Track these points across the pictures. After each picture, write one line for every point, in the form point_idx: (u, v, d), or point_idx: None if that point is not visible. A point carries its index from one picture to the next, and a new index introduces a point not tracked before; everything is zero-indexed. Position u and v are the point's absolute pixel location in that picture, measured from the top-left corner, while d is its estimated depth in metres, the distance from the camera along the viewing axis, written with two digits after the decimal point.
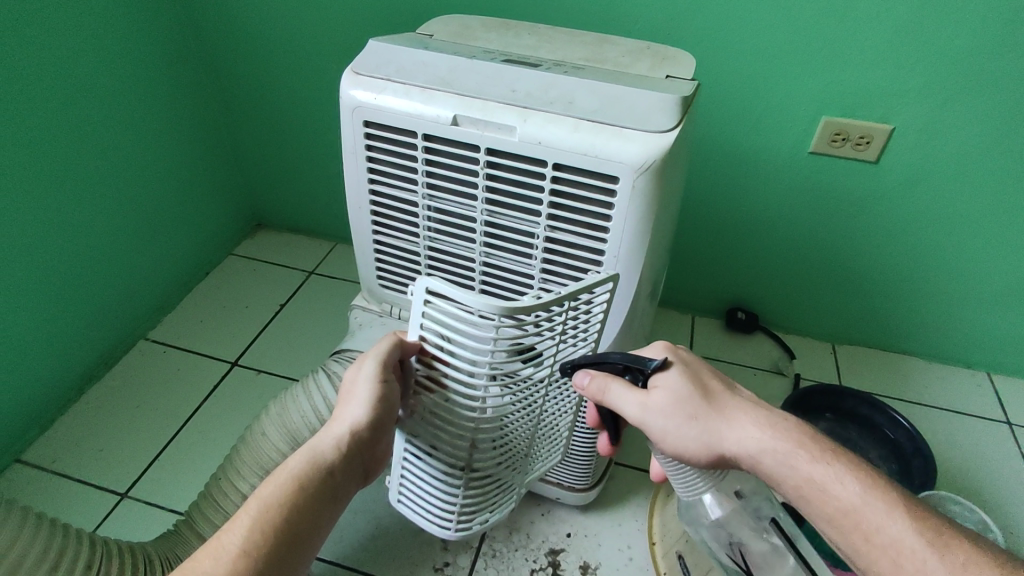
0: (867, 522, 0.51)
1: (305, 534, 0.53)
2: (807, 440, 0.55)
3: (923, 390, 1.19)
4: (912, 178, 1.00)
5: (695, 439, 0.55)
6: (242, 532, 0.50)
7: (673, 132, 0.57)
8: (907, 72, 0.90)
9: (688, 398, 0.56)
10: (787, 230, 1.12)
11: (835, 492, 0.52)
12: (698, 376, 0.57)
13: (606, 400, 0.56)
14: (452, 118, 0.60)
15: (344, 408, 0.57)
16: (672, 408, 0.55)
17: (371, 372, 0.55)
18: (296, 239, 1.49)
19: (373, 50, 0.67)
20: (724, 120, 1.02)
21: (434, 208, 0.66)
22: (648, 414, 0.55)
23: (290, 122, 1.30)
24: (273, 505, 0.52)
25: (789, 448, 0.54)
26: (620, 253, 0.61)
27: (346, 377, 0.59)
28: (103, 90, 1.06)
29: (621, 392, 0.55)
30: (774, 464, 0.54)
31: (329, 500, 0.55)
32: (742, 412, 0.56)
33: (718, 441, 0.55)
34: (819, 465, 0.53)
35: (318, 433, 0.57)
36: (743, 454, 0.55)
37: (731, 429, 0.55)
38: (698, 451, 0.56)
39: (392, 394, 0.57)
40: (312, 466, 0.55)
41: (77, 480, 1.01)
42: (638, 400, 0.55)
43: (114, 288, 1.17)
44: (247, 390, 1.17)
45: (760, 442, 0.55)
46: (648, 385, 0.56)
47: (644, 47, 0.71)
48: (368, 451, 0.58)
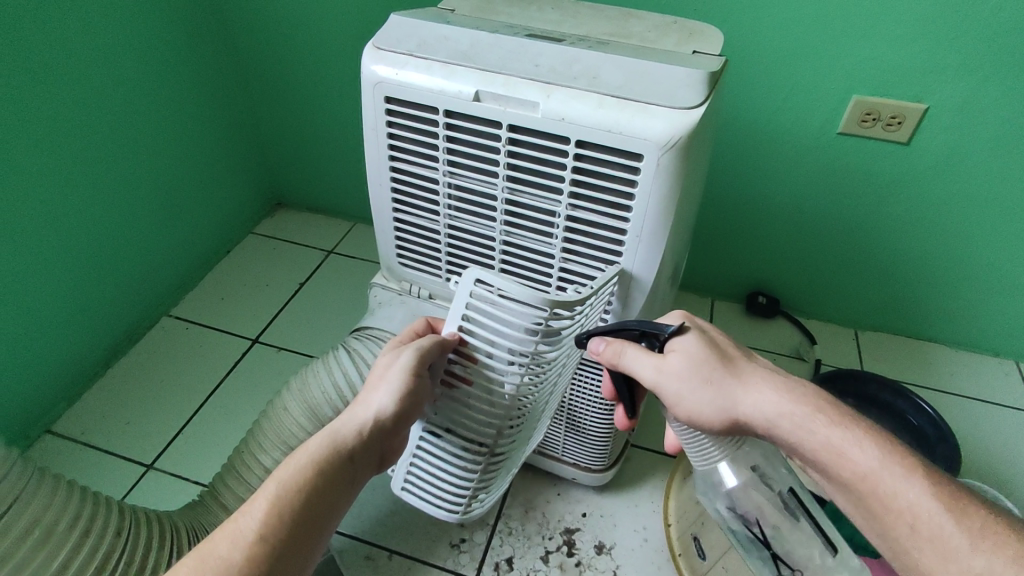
0: (884, 486, 0.50)
1: (320, 519, 0.53)
2: (827, 407, 0.54)
3: (949, 377, 1.17)
4: (945, 159, 0.97)
5: (711, 403, 0.54)
6: (262, 511, 0.51)
7: (701, 108, 0.56)
8: (944, 48, 0.87)
9: (703, 362, 0.55)
10: (812, 214, 1.09)
11: (855, 457, 0.51)
12: (713, 343, 0.57)
13: (621, 364, 0.56)
14: (474, 93, 0.59)
15: (370, 394, 0.58)
16: (687, 372, 0.55)
17: (406, 364, 0.56)
18: (315, 219, 1.50)
19: (394, 24, 0.66)
20: (751, 99, 0.99)
21: (454, 185, 0.66)
22: (663, 377, 0.55)
23: (310, 102, 1.29)
24: (290, 489, 0.53)
25: (806, 412, 0.54)
26: (642, 234, 0.60)
27: (377, 364, 0.59)
28: (126, 67, 1.06)
29: (637, 356, 0.55)
30: (792, 429, 0.53)
31: (345, 486, 0.56)
32: (758, 376, 0.56)
33: (735, 405, 0.54)
34: (837, 429, 0.53)
35: (343, 415, 0.58)
36: (759, 418, 0.54)
37: (748, 393, 0.54)
38: (714, 419, 0.54)
39: (421, 388, 0.58)
40: (331, 451, 0.55)
41: (104, 450, 1.04)
42: (654, 364, 0.55)
43: (138, 265, 1.19)
44: (268, 366, 1.18)
45: (777, 406, 0.54)
46: (664, 349, 0.56)
47: (671, 22, 0.69)
48: (387, 439, 0.59)
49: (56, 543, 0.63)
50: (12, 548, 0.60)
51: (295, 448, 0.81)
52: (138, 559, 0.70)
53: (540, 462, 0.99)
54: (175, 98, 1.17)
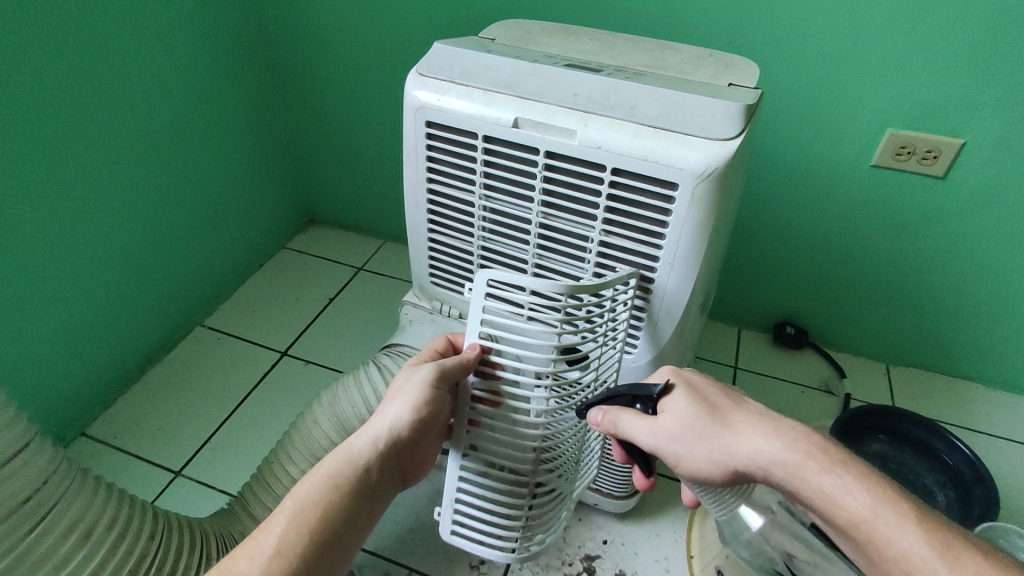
0: (878, 535, 0.49)
1: (340, 533, 0.54)
2: (818, 451, 0.53)
3: (983, 417, 1.14)
4: (981, 195, 0.96)
5: (706, 457, 0.56)
6: (280, 526, 0.52)
7: (737, 140, 0.57)
8: (985, 83, 0.87)
9: (694, 420, 0.56)
10: (843, 245, 1.08)
11: (846, 504, 0.50)
12: (703, 396, 0.57)
13: (618, 426, 0.59)
14: (513, 120, 0.61)
15: (387, 408, 0.59)
16: (681, 432, 0.56)
17: (425, 378, 0.58)
18: (346, 236, 1.53)
19: (438, 53, 0.69)
20: (782, 129, 1.00)
21: (489, 209, 0.68)
22: (657, 439, 0.57)
23: (347, 123, 1.33)
24: (308, 504, 0.54)
25: (797, 459, 0.52)
26: (675, 260, 0.61)
27: (395, 379, 0.61)
28: (176, 85, 1.11)
29: (631, 421, 0.58)
30: (784, 477, 0.53)
31: (364, 499, 0.56)
32: (752, 421, 0.55)
33: (729, 457, 0.55)
34: (829, 475, 0.51)
35: (359, 432, 0.59)
36: (754, 467, 0.54)
37: (740, 444, 0.55)
38: (712, 470, 0.56)
39: (440, 401, 0.59)
40: (349, 465, 0.57)
41: (135, 454, 1.07)
42: (646, 427, 0.57)
43: (176, 275, 1.23)
44: (297, 379, 1.20)
45: (769, 454, 0.53)
46: (657, 412, 0.58)
47: (707, 55, 0.71)
48: (405, 452, 0.60)
49: (95, 541, 0.65)
50: (56, 545, 0.61)
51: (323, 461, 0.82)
52: (169, 563, 0.71)
53: None
54: (219, 116, 1.22)
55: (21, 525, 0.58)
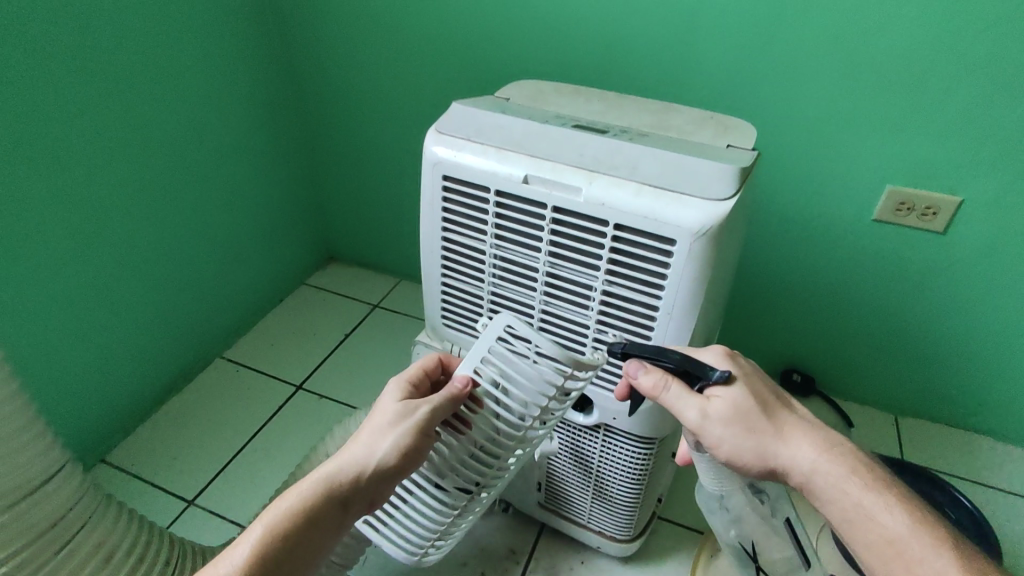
0: (911, 552, 0.52)
1: (304, 558, 0.57)
2: (862, 469, 0.56)
3: (993, 471, 1.13)
4: (982, 250, 0.98)
5: (749, 450, 0.57)
6: (248, 552, 0.55)
7: (731, 200, 0.60)
8: (980, 145, 0.90)
9: (746, 411, 0.57)
10: (846, 296, 1.11)
11: (883, 521, 0.53)
12: (758, 390, 0.59)
13: (664, 399, 0.58)
14: (523, 177, 0.66)
15: (373, 439, 0.59)
16: (730, 418, 0.57)
17: (419, 422, 0.60)
18: (363, 273, 1.59)
19: (455, 112, 0.74)
20: (785, 184, 1.03)
21: (499, 257, 0.72)
22: (706, 421, 0.57)
23: (368, 168, 1.40)
24: (278, 530, 0.56)
25: (841, 473, 0.56)
26: (673, 311, 0.64)
27: (385, 410, 0.62)
28: (207, 132, 1.18)
29: (681, 395, 0.57)
30: (826, 486, 0.56)
31: (332, 528, 0.58)
32: (799, 429, 0.58)
33: (772, 456, 0.57)
34: (869, 493, 0.55)
35: (340, 460, 0.59)
36: (795, 469, 0.57)
37: (787, 446, 0.57)
38: (746, 461, 0.58)
39: (426, 444, 0.61)
40: (325, 496, 0.57)
41: (150, 482, 1.10)
42: (697, 408, 0.57)
43: (198, 309, 1.28)
44: (310, 412, 1.24)
45: (815, 463, 0.56)
46: (706, 393, 0.58)
47: (707, 117, 0.75)
48: (383, 487, 0.60)
49: (115, 564, 0.68)
50: (79, 566, 0.65)
51: None
52: None
53: (565, 528, 0.99)
54: (247, 160, 1.29)
55: (51, 545, 0.62)
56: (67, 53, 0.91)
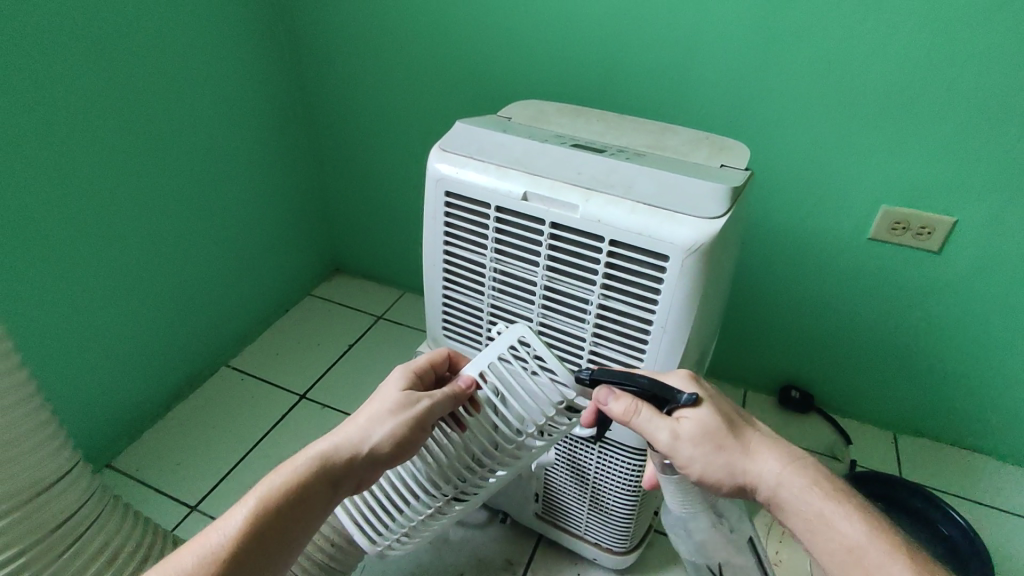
0: (868, 559, 0.53)
1: (288, 534, 0.57)
2: (824, 481, 0.58)
3: (990, 490, 1.13)
4: (977, 270, 1.00)
5: (719, 469, 0.58)
6: (237, 522, 0.56)
7: (722, 219, 0.62)
8: (974, 167, 0.91)
9: (714, 430, 0.58)
10: (843, 313, 1.12)
11: (842, 528, 0.55)
12: (724, 410, 0.60)
13: (635, 422, 0.59)
14: (523, 194, 0.68)
15: (370, 424, 0.61)
16: (699, 438, 0.58)
17: (417, 414, 0.62)
18: (368, 285, 1.62)
19: (459, 131, 0.77)
20: (782, 203, 1.05)
21: (499, 270, 0.74)
22: (675, 442, 0.58)
23: (375, 182, 1.43)
24: (270, 502, 0.57)
25: (803, 484, 0.57)
26: (667, 325, 0.66)
27: (383, 399, 0.64)
28: (218, 146, 1.21)
29: (650, 418, 0.58)
30: (790, 498, 0.57)
31: (319, 508, 0.59)
32: (765, 445, 0.59)
33: (741, 473, 0.58)
34: (829, 502, 0.56)
35: (336, 440, 0.61)
36: (762, 485, 0.58)
37: (754, 463, 0.58)
38: (716, 479, 0.59)
39: (419, 437, 0.63)
40: (318, 474, 0.59)
41: (154, 488, 1.12)
42: (666, 428, 0.58)
43: (206, 318, 1.30)
44: (313, 421, 1.25)
45: (780, 477, 0.57)
46: (675, 415, 0.59)
47: (702, 137, 0.78)
48: (372, 472, 0.62)
49: (119, 565, 0.71)
50: (84, 566, 0.67)
51: None
52: None
53: (563, 539, 1.00)
54: (257, 172, 1.33)
55: (60, 544, 0.65)
56: (86, 70, 0.94)
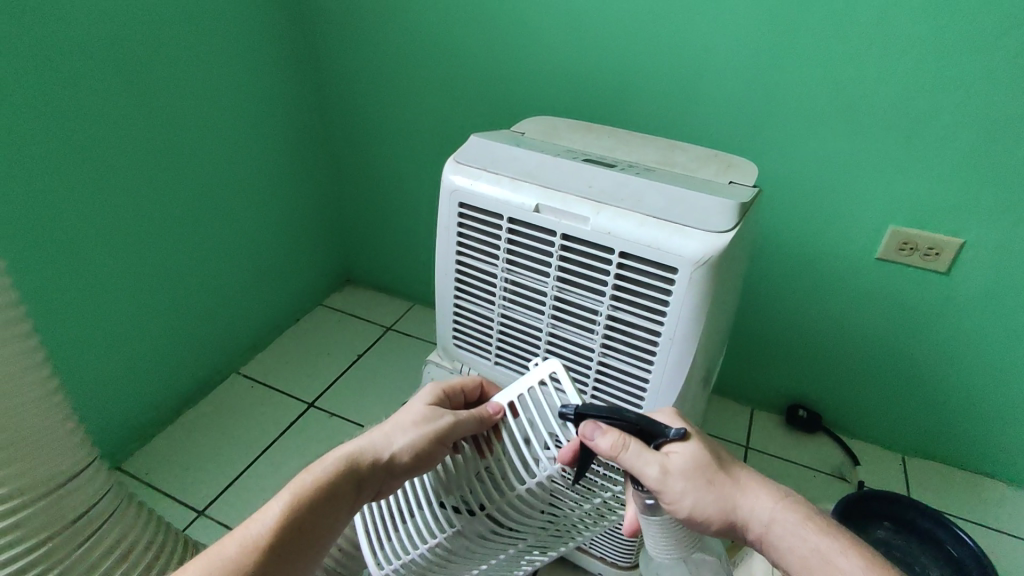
0: None
1: (316, 533, 0.58)
2: (817, 516, 0.57)
3: (1000, 515, 1.12)
4: (985, 292, 1.00)
5: (712, 503, 0.56)
6: (270, 517, 0.57)
7: (730, 233, 0.64)
8: (981, 189, 0.92)
9: (703, 464, 0.56)
10: (851, 333, 1.12)
11: (839, 564, 0.54)
12: (709, 445, 0.59)
13: (623, 459, 0.55)
14: (535, 206, 0.70)
15: (393, 432, 0.63)
16: (690, 473, 0.56)
17: (439, 429, 0.63)
18: (379, 297, 1.63)
19: (473, 144, 0.79)
20: (790, 222, 1.06)
21: (510, 280, 0.76)
22: (667, 477, 0.55)
23: (389, 194, 1.45)
24: (301, 500, 0.58)
25: (795, 519, 0.57)
26: (674, 337, 0.67)
27: (408, 410, 0.65)
28: (238, 157, 1.25)
29: (640, 453, 0.55)
30: (782, 533, 0.56)
31: (345, 510, 0.60)
32: (757, 479, 0.59)
33: (733, 507, 0.57)
34: (824, 537, 0.56)
35: (362, 444, 0.62)
36: (754, 520, 0.57)
37: (746, 497, 0.57)
38: (705, 515, 0.56)
39: (441, 452, 0.64)
40: (345, 476, 0.60)
41: (162, 491, 1.13)
42: (656, 464, 0.55)
43: (220, 325, 1.32)
44: (321, 430, 1.26)
45: (772, 511, 0.57)
46: (663, 449, 0.56)
47: (711, 155, 0.79)
48: (394, 479, 0.63)
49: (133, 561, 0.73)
50: (98, 561, 0.69)
51: None
52: None
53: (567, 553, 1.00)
54: (274, 183, 1.36)
55: (72, 540, 0.67)
56: (114, 80, 0.98)
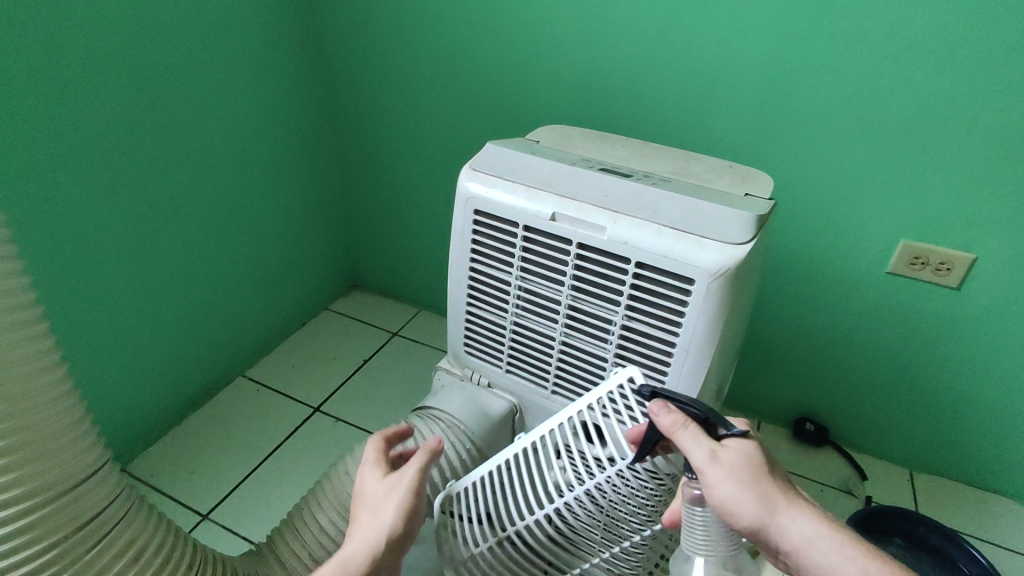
0: None
1: None
2: (866, 543, 0.56)
3: (1009, 533, 1.12)
4: (996, 307, 1.00)
5: (765, 509, 0.55)
6: None
7: (748, 245, 0.64)
8: (993, 205, 0.92)
9: (759, 467, 0.56)
10: (860, 346, 1.12)
11: None
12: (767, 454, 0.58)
13: (683, 443, 0.56)
14: (551, 214, 0.70)
15: (373, 521, 0.62)
16: (747, 471, 0.55)
17: (410, 483, 0.63)
18: (386, 302, 1.63)
19: (489, 152, 0.79)
20: (801, 234, 1.06)
21: (524, 288, 0.76)
22: (725, 469, 0.54)
23: (398, 200, 1.46)
24: None
25: (847, 541, 0.55)
26: (689, 348, 0.67)
27: (372, 490, 0.64)
28: (249, 159, 1.25)
29: (701, 438, 0.55)
30: (832, 554, 0.54)
31: None
32: (806, 498, 0.58)
33: (784, 520, 0.55)
34: (874, 562, 0.54)
35: (347, 548, 0.60)
36: (804, 537, 0.55)
37: (798, 511, 0.56)
38: (748, 521, 0.54)
39: (422, 503, 0.64)
40: None
41: (167, 494, 1.12)
42: (715, 454, 0.55)
43: (226, 327, 1.32)
44: (326, 434, 1.26)
45: (823, 529, 0.55)
46: (719, 441, 0.57)
47: (726, 166, 0.79)
48: (401, 550, 0.63)
49: (143, 564, 0.73)
50: (110, 564, 0.69)
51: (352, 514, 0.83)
52: None
53: None
54: (284, 186, 1.36)
55: (85, 542, 0.67)
56: (130, 80, 0.98)
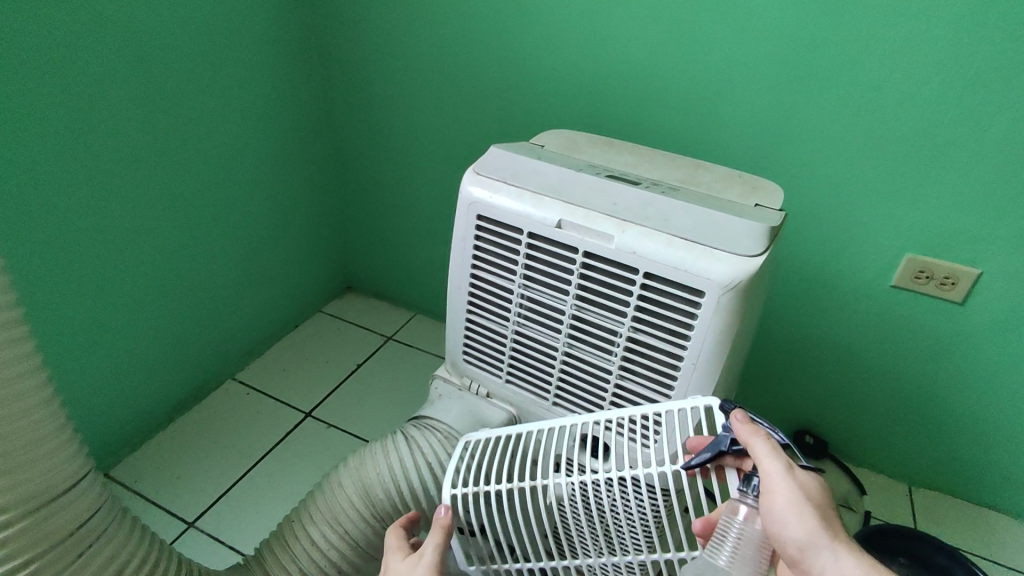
0: None
1: None
2: None
3: (1006, 551, 1.11)
4: (1000, 323, 0.99)
5: (823, 538, 0.51)
6: None
7: (761, 257, 0.62)
8: (1000, 220, 0.91)
9: (825, 501, 0.53)
10: (861, 360, 1.11)
11: None
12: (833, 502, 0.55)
13: (755, 450, 0.54)
14: (557, 222, 0.67)
15: None
16: (812, 496, 0.52)
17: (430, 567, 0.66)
18: (381, 305, 1.61)
19: (493, 156, 0.76)
20: (804, 245, 1.05)
21: (527, 296, 0.73)
22: (792, 484, 0.52)
23: (394, 202, 1.43)
24: None
25: None
26: (698, 362, 0.65)
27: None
28: (242, 156, 1.22)
29: (775, 450, 0.54)
30: None
31: None
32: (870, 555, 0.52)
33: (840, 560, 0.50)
34: None
35: None
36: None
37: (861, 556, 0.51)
38: (799, 543, 0.51)
39: None
40: None
41: (152, 500, 1.09)
42: (786, 467, 0.53)
43: (216, 327, 1.29)
44: (317, 441, 1.23)
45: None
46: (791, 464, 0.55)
47: (736, 176, 0.77)
48: None
49: None
50: None
51: (344, 527, 0.81)
52: None
53: None
54: (278, 185, 1.33)
55: (63, 558, 0.64)
56: (119, 74, 0.95)
